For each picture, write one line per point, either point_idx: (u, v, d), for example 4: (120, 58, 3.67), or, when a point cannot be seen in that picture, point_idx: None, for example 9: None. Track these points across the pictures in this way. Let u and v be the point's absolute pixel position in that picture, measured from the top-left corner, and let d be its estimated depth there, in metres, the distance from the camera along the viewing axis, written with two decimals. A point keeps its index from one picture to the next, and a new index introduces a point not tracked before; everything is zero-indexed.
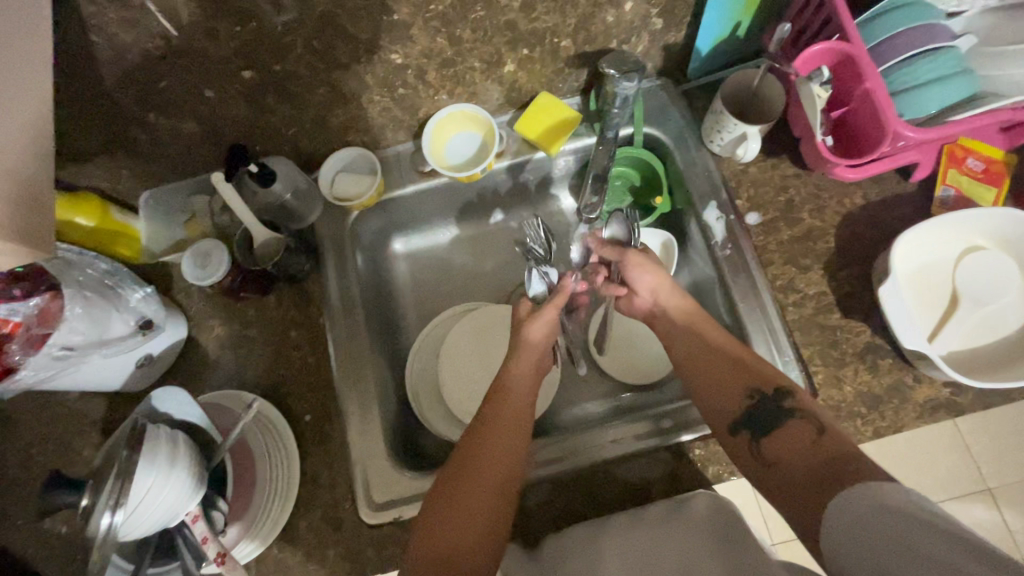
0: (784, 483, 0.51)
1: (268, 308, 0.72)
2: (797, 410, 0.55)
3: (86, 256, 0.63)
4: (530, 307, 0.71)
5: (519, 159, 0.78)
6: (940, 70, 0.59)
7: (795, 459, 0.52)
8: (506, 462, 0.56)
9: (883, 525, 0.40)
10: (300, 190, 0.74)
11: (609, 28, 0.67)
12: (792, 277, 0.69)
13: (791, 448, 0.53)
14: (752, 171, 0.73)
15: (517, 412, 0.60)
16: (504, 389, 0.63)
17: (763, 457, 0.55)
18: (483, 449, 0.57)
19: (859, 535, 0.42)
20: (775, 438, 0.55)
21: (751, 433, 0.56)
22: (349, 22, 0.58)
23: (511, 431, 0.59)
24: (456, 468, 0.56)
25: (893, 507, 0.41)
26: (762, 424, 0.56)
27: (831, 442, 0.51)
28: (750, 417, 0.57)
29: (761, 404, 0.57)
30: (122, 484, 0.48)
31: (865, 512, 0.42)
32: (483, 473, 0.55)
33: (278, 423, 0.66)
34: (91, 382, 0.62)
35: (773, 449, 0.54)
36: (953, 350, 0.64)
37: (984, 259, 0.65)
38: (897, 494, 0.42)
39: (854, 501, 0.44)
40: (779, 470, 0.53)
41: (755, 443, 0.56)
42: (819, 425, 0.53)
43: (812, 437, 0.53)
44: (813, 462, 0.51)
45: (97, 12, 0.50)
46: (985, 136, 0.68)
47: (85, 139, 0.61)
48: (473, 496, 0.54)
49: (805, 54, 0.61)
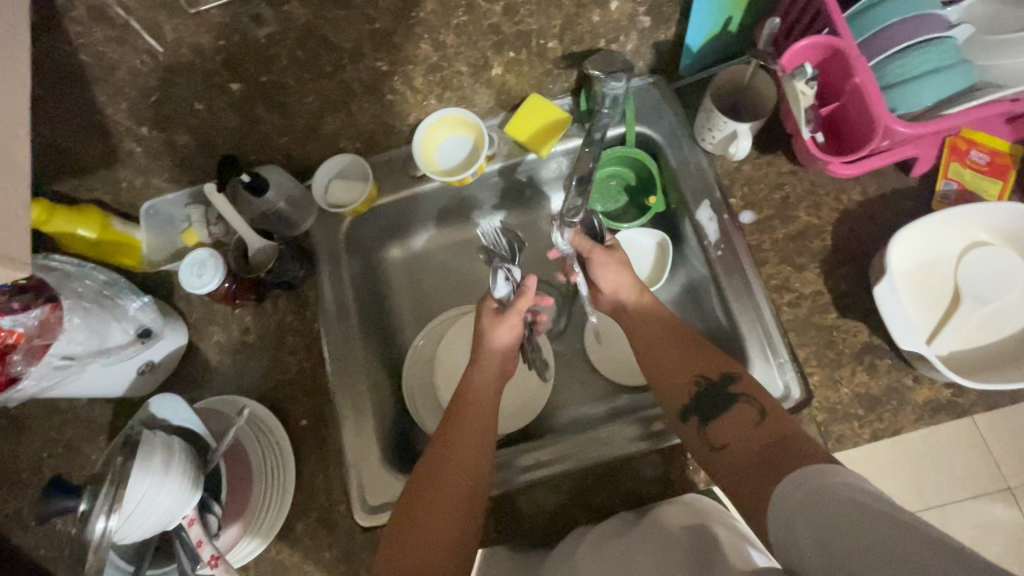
0: (735, 471, 0.53)
1: (265, 315, 0.73)
2: (743, 394, 0.58)
3: (85, 268, 0.65)
4: (494, 312, 0.70)
5: (510, 162, 0.78)
6: (934, 63, 0.57)
7: (740, 445, 0.54)
8: (475, 461, 0.59)
9: (818, 505, 0.41)
10: (294, 197, 0.75)
11: (596, 28, 0.67)
12: (787, 276, 0.68)
13: (738, 433, 0.56)
14: (746, 169, 0.72)
15: (481, 412, 0.64)
16: (473, 394, 0.66)
17: (711, 442, 0.57)
18: (449, 450, 0.60)
19: (799, 517, 0.42)
20: (721, 423, 0.57)
21: (699, 418, 0.59)
22: (331, 32, 0.58)
23: (476, 430, 0.62)
24: (425, 471, 0.59)
25: (827, 489, 0.42)
26: (706, 410, 0.59)
27: (771, 427, 0.54)
28: (699, 403, 0.60)
29: (707, 392, 0.60)
30: (116, 492, 0.49)
31: (803, 494, 0.43)
32: (450, 473, 0.58)
33: (274, 428, 0.67)
34: (94, 390, 0.64)
35: (722, 434, 0.57)
36: (954, 350, 0.62)
37: (987, 255, 0.63)
38: (831, 474, 0.43)
39: (795, 484, 0.44)
40: (728, 453, 0.55)
41: (704, 426, 0.58)
42: (761, 409, 0.56)
43: (755, 419, 0.56)
44: (755, 448, 0.53)
45: (84, 32, 0.51)
46: (989, 127, 0.66)
47: (83, 153, 0.63)
48: (444, 499, 0.56)
49: (793, 50, 0.60)
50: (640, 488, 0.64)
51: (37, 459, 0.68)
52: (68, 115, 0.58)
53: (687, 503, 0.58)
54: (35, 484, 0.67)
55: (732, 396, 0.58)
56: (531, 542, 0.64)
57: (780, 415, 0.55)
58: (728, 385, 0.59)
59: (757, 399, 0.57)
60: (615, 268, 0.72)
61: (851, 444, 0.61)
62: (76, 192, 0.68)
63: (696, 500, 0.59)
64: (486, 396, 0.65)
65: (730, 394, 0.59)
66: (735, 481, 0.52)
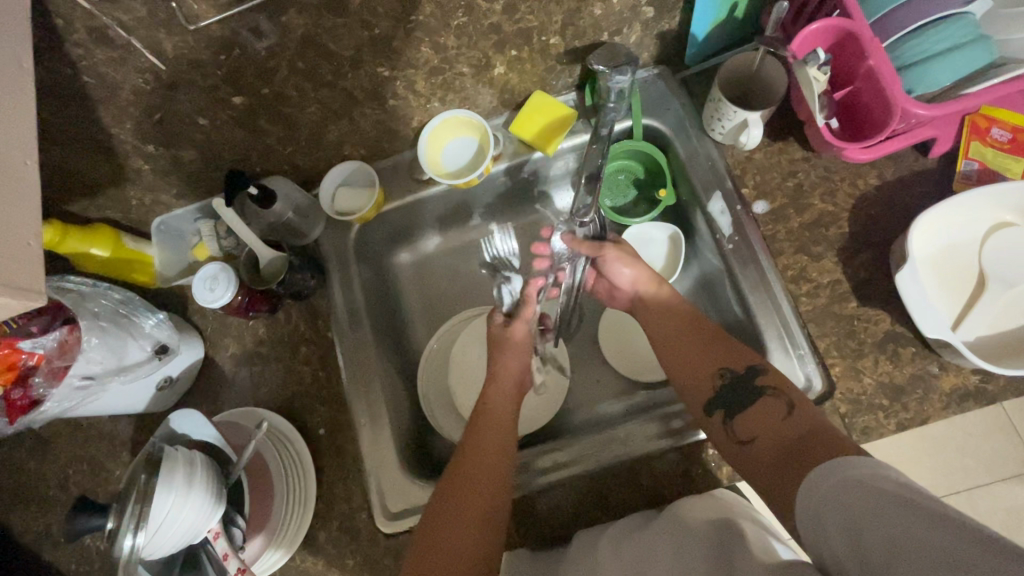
0: (762, 463, 0.52)
1: (277, 326, 0.73)
2: (770, 387, 0.57)
3: (100, 287, 0.66)
4: (502, 323, 0.72)
5: (517, 161, 0.77)
6: (951, 41, 0.56)
7: (767, 438, 0.53)
8: (499, 462, 0.59)
9: (849, 498, 0.40)
10: (301, 207, 0.75)
11: (598, 21, 0.65)
12: (804, 266, 0.66)
13: (765, 426, 0.55)
14: (757, 158, 0.70)
15: (502, 425, 0.63)
16: (494, 396, 0.66)
17: (738, 437, 0.56)
18: (471, 463, 0.59)
19: (826, 506, 0.42)
20: (748, 415, 0.56)
21: (725, 411, 0.58)
22: (330, 40, 0.58)
23: (499, 442, 0.61)
24: (448, 486, 0.58)
25: (856, 480, 0.41)
26: (731, 405, 0.58)
27: (803, 418, 0.53)
28: (723, 398, 0.58)
29: (732, 385, 0.59)
30: (141, 510, 0.50)
31: (833, 485, 0.42)
32: (473, 486, 0.57)
33: (293, 438, 0.68)
34: (116, 408, 0.65)
35: (749, 425, 0.55)
36: (981, 336, 0.60)
37: (1013, 237, 0.61)
38: (862, 465, 0.42)
39: (826, 475, 0.43)
40: (755, 448, 0.54)
41: (728, 420, 0.57)
42: (788, 403, 0.55)
43: (782, 411, 0.55)
44: (784, 443, 0.51)
45: (85, 54, 0.51)
46: (1011, 103, 0.64)
47: (93, 174, 0.64)
48: (470, 499, 0.56)
49: (804, 34, 0.58)
50: (661, 487, 0.63)
51: (64, 475, 0.69)
52: (75, 137, 0.58)
53: (716, 499, 0.57)
54: (63, 500, 0.68)
55: (759, 388, 0.57)
56: (557, 540, 0.63)
57: (807, 407, 0.54)
58: (754, 377, 0.58)
59: (782, 391, 0.56)
60: (630, 262, 0.71)
61: (877, 436, 0.60)
62: (86, 212, 0.69)
63: (727, 496, 0.57)
64: (507, 409, 0.65)
65: (754, 386, 0.58)
66: (765, 475, 0.51)
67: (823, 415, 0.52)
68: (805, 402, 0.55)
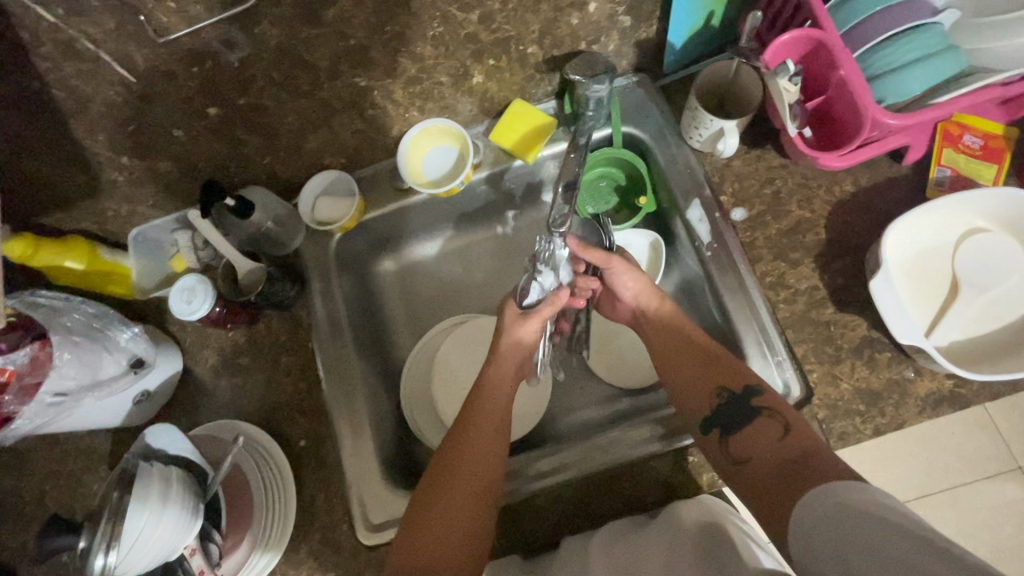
0: (754, 485, 0.52)
1: (257, 337, 0.73)
2: (766, 408, 0.57)
3: (73, 301, 0.65)
4: (518, 313, 0.69)
5: (497, 169, 0.77)
6: (920, 50, 0.57)
7: (762, 459, 0.53)
8: (489, 460, 0.59)
9: (841, 522, 0.41)
10: (280, 216, 0.75)
11: (575, 30, 0.66)
12: (782, 272, 0.66)
13: (761, 446, 0.55)
14: (735, 165, 0.71)
15: (495, 414, 0.63)
16: (486, 390, 0.65)
17: (733, 456, 0.56)
18: (461, 454, 0.59)
19: (819, 530, 0.42)
20: (744, 434, 0.56)
21: (721, 432, 0.58)
22: (305, 51, 0.58)
23: (491, 433, 0.61)
24: (437, 473, 0.59)
25: (850, 505, 0.42)
26: (727, 423, 0.58)
27: (796, 441, 0.53)
28: (720, 416, 0.59)
29: (730, 404, 0.59)
30: (112, 528, 0.49)
31: (825, 511, 0.43)
32: (461, 477, 0.58)
33: (273, 452, 0.67)
34: (93, 423, 0.64)
35: (744, 446, 0.56)
36: (954, 342, 0.61)
37: (986, 242, 0.62)
38: (856, 491, 0.42)
39: (819, 500, 0.44)
40: (750, 467, 0.54)
41: (725, 439, 0.57)
42: (784, 425, 0.55)
43: (778, 433, 0.55)
44: (777, 464, 0.52)
45: (54, 67, 0.51)
46: (982, 111, 0.65)
47: (66, 186, 0.63)
48: (460, 495, 0.57)
49: (775, 44, 0.59)
50: (643, 495, 0.64)
51: (40, 491, 0.68)
52: (46, 149, 0.58)
53: (700, 502, 0.57)
54: (39, 517, 0.67)
55: (755, 410, 0.57)
56: (538, 547, 0.63)
57: (805, 431, 0.54)
58: (751, 397, 0.58)
59: (779, 413, 0.56)
60: (635, 277, 0.71)
61: (854, 441, 0.61)
62: (61, 224, 0.68)
63: (711, 499, 0.57)
64: (501, 397, 0.65)
65: (752, 407, 0.58)
66: (754, 496, 0.52)
67: (819, 437, 0.53)
68: (799, 424, 0.55)
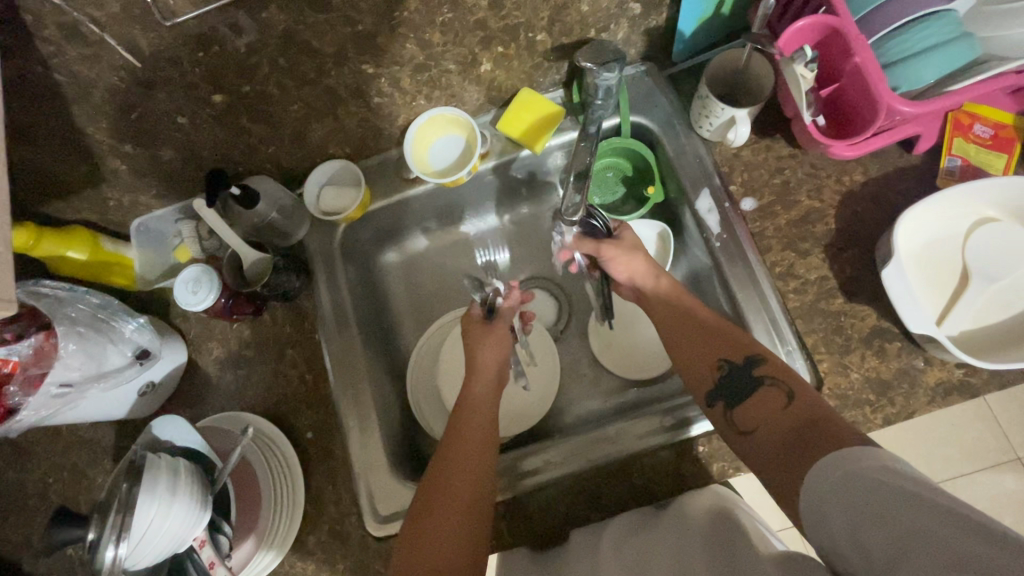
0: (760, 456, 0.52)
1: (263, 328, 0.72)
2: (768, 377, 0.56)
3: (77, 292, 0.64)
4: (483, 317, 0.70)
5: (505, 159, 0.76)
6: (937, 37, 0.57)
7: (769, 426, 0.53)
8: (479, 469, 0.57)
9: (851, 494, 0.40)
10: (285, 207, 0.74)
11: (585, 17, 0.65)
12: (792, 262, 0.66)
13: (765, 415, 0.54)
14: (744, 155, 0.71)
15: (484, 423, 0.62)
16: (469, 401, 0.64)
17: (739, 424, 0.56)
18: (453, 461, 0.58)
19: (829, 501, 0.41)
20: (750, 404, 0.56)
21: (725, 403, 0.58)
22: (313, 37, 0.57)
23: (480, 442, 0.60)
24: (428, 485, 0.57)
25: (861, 474, 0.40)
26: (735, 392, 0.58)
27: (800, 410, 0.52)
28: (725, 386, 0.58)
29: (732, 376, 0.58)
30: (122, 520, 0.48)
31: (835, 482, 0.42)
32: (453, 486, 0.56)
33: (279, 441, 0.66)
34: (97, 414, 0.64)
35: (749, 416, 0.55)
36: (964, 331, 0.61)
37: (996, 232, 0.62)
38: (866, 457, 0.41)
39: (829, 467, 0.43)
40: (756, 436, 0.54)
41: (729, 411, 0.57)
42: (789, 392, 0.54)
43: (782, 403, 0.54)
44: (786, 425, 0.51)
45: (57, 52, 0.50)
46: (992, 100, 0.65)
47: (67, 174, 0.62)
48: (454, 502, 0.55)
49: (791, 30, 0.59)
50: (653, 486, 0.63)
51: (43, 484, 0.67)
52: (48, 137, 0.57)
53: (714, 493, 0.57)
54: (43, 510, 0.66)
55: (757, 380, 0.57)
56: (550, 539, 0.62)
57: (808, 394, 0.53)
58: (753, 367, 0.58)
59: (782, 382, 0.55)
60: (625, 257, 0.69)
61: (864, 431, 0.60)
62: (62, 213, 0.67)
63: (723, 489, 0.58)
64: (489, 407, 0.64)
65: (754, 377, 0.57)
66: (763, 465, 0.51)
67: (820, 399, 0.52)
68: (804, 390, 0.54)
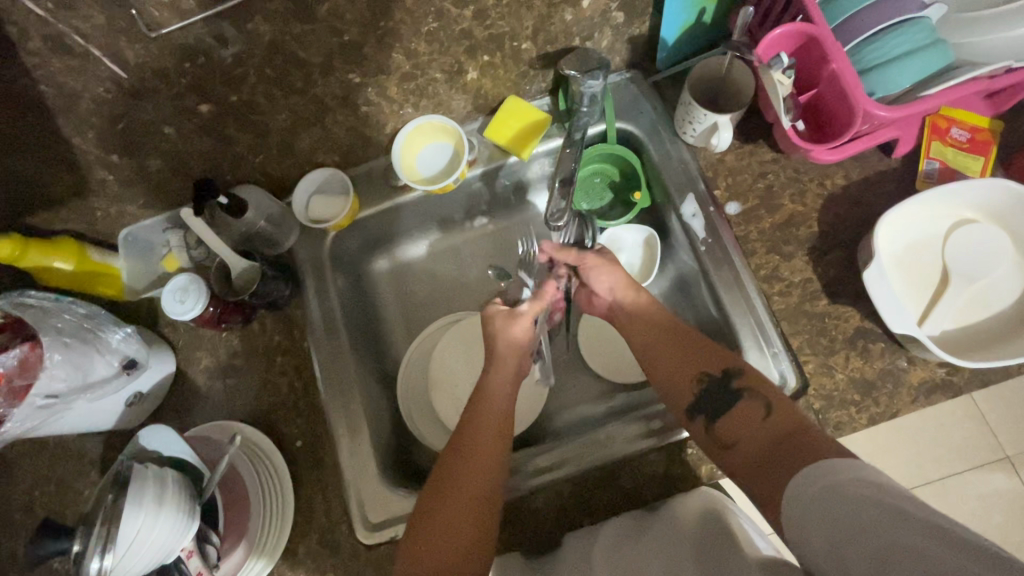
0: (745, 467, 0.52)
1: (251, 337, 0.72)
2: (746, 390, 0.57)
3: (62, 302, 0.64)
4: (504, 314, 0.69)
5: (493, 165, 0.77)
6: (911, 43, 0.58)
7: (749, 442, 0.54)
8: (489, 463, 0.59)
9: (834, 508, 0.41)
10: (273, 216, 0.74)
11: (569, 26, 0.66)
12: (777, 265, 0.67)
13: (745, 429, 0.55)
14: (728, 160, 0.72)
15: (497, 416, 0.63)
16: (482, 392, 0.65)
17: (720, 438, 0.57)
18: (462, 456, 0.59)
19: (810, 517, 0.42)
20: (729, 420, 0.57)
21: (705, 417, 0.58)
22: (298, 47, 0.57)
23: (491, 436, 0.61)
24: (439, 478, 0.58)
25: (842, 488, 0.41)
26: (712, 409, 0.58)
27: (779, 421, 0.54)
28: (706, 400, 0.59)
29: (713, 389, 0.59)
30: (107, 531, 0.48)
31: (816, 495, 0.43)
32: (464, 480, 0.57)
33: (267, 451, 0.66)
34: (81, 426, 0.63)
35: (728, 431, 0.56)
36: (945, 331, 0.62)
37: (976, 233, 0.63)
38: (845, 471, 0.43)
39: (806, 485, 0.44)
40: (738, 450, 0.54)
41: (713, 429, 0.57)
42: (766, 403, 0.56)
43: (760, 414, 0.55)
44: (767, 442, 0.52)
45: (42, 63, 0.50)
46: (969, 105, 0.66)
47: (53, 186, 0.62)
48: (463, 496, 0.56)
49: (767, 38, 0.60)
50: (643, 488, 0.63)
51: (29, 497, 0.66)
52: (33, 149, 0.57)
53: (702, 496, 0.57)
54: (28, 525, 0.65)
55: (735, 393, 0.58)
56: (540, 544, 0.62)
57: (788, 409, 0.55)
58: (730, 381, 0.59)
59: (758, 392, 0.57)
60: (607, 269, 0.71)
61: (850, 431, 0.61)
62: (48, 224, 0.66)
63: (713, 498, 0.57)
64: (500, 403, 0.64)
65: (731, 390, 0.58)
66: (748, 473, 0.52)
67: (801, 412, 0.54)
68: (781, 402, 0.56)
